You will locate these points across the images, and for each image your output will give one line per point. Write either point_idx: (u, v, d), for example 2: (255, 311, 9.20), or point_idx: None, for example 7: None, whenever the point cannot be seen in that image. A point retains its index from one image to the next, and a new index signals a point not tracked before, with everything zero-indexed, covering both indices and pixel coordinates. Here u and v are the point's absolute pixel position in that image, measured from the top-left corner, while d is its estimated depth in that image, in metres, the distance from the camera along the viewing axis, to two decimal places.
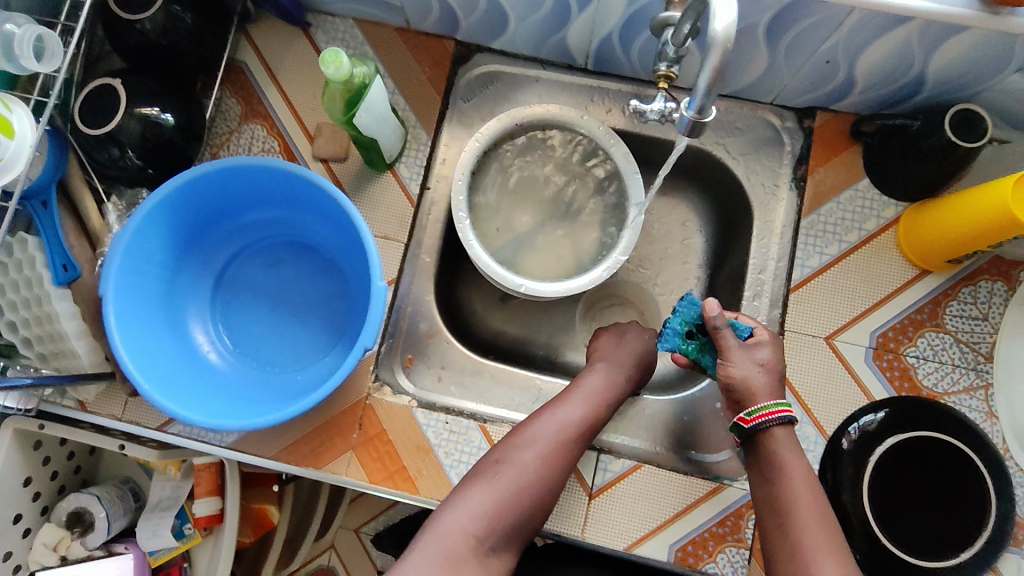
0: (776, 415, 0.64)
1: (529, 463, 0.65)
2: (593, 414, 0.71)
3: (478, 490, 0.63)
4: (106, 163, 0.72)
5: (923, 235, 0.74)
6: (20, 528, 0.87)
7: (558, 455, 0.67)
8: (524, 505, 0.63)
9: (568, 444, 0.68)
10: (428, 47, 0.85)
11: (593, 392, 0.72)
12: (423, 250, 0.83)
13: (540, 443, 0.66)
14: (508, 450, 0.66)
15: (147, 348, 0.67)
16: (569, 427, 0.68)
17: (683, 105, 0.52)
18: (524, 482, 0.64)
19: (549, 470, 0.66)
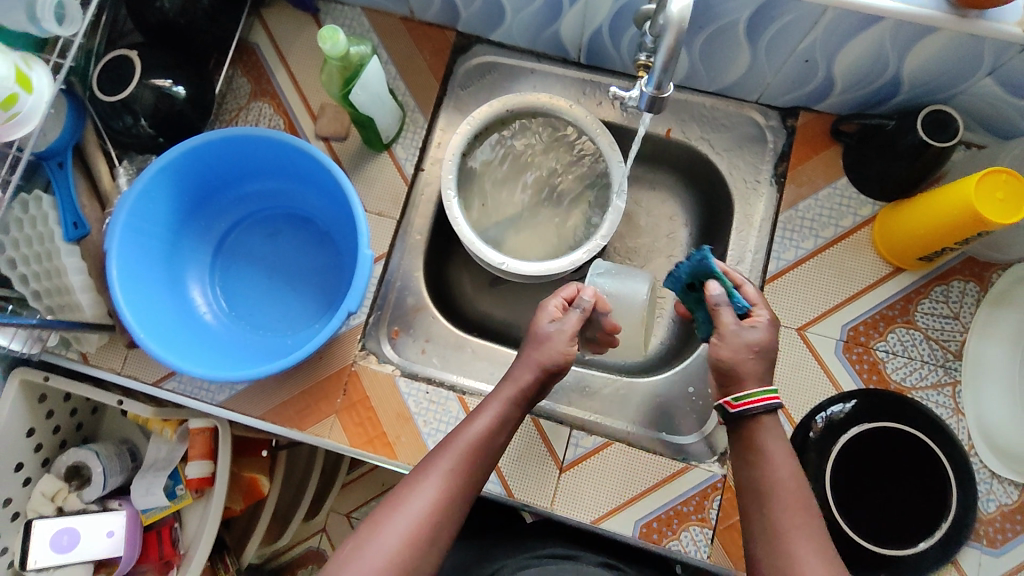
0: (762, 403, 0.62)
1: (431, 495, 0.59)
2: (498, 431, 0.65)
3: (373, 540, 0.55)
4: (120, 130, 0.77)
5: (896, 232, 0.77)
6: (20, 476, 0.91)
7: (463, 483, 0.61)
8: (431, 544, 0.57)
9: (472, 467, 0.62)
10: (430, 37, 0.89)
11: (497, 406, 0.66)
12: (415, 229, 0.87)
13: (443, 472, 0.60)
14: (408, 485, 0.59)
15: (145, 305, 0.71)
16: (473, 448, 0.63)
17: (645, 83, 0.59)
18: (427, 519, 0.57)
19: (454, 500, 0.60)
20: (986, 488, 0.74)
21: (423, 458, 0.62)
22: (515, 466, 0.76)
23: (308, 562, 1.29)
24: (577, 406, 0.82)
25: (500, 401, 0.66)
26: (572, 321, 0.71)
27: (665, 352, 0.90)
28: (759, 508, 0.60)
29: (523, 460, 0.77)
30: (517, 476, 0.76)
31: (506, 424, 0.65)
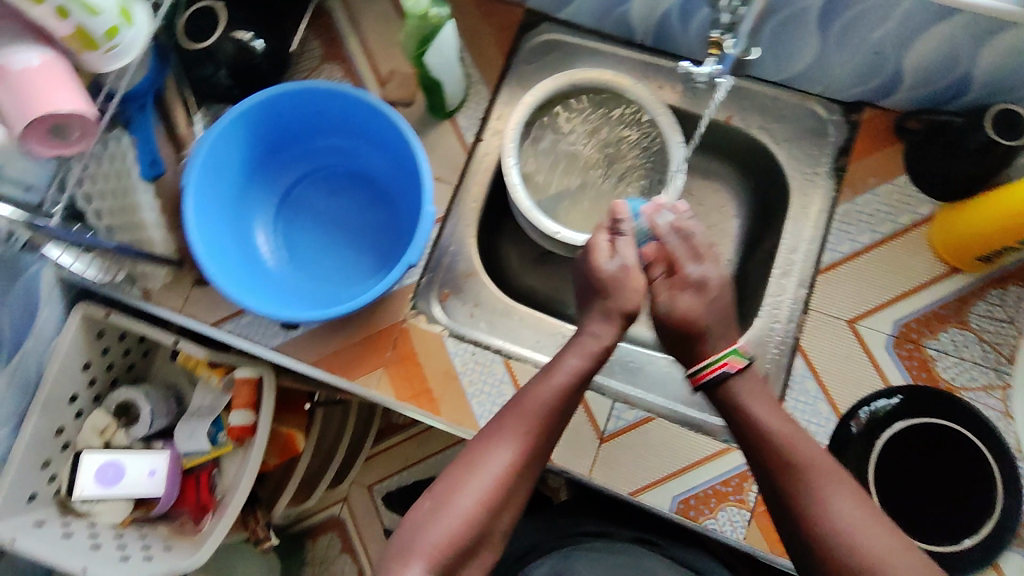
0: (714, 373, 0.68)
1: (507, 457, 0.63)
2: (572, 392, 0.68)
3: (456, 495, 0.61)
4: (201, 78, 0.80)
5: (955, 231, 0.76)
6: (73, 408, 0.94)
7: (535, 446, 0.65)
8: (505, 500, 0.62)
9: (544, 429, 0.66)
10: (499, 12, 0.91)
11: (572, 368, 0.69)
12: (471, 197, 0.87)
13: (517, 435, 0.64)
14: (485, 445, 0.64)
15: (217, 246, 0.74)
16: (547, 410, 0.66)
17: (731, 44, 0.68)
18: (503, 478, 0.62)
19: (526, 462, 0.64)
20: None
21: (498, 417, 0.66)
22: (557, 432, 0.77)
23: (329, 529, 1.29)
24: (621, 381, 0.83)
25: (574, 363, 0.69)
26: (629, 251, 0.74)
27: None
28: (807, 484, 0.60)
29: (564, 427, 0.77)
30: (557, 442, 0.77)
31: (580, 386, 0.68)
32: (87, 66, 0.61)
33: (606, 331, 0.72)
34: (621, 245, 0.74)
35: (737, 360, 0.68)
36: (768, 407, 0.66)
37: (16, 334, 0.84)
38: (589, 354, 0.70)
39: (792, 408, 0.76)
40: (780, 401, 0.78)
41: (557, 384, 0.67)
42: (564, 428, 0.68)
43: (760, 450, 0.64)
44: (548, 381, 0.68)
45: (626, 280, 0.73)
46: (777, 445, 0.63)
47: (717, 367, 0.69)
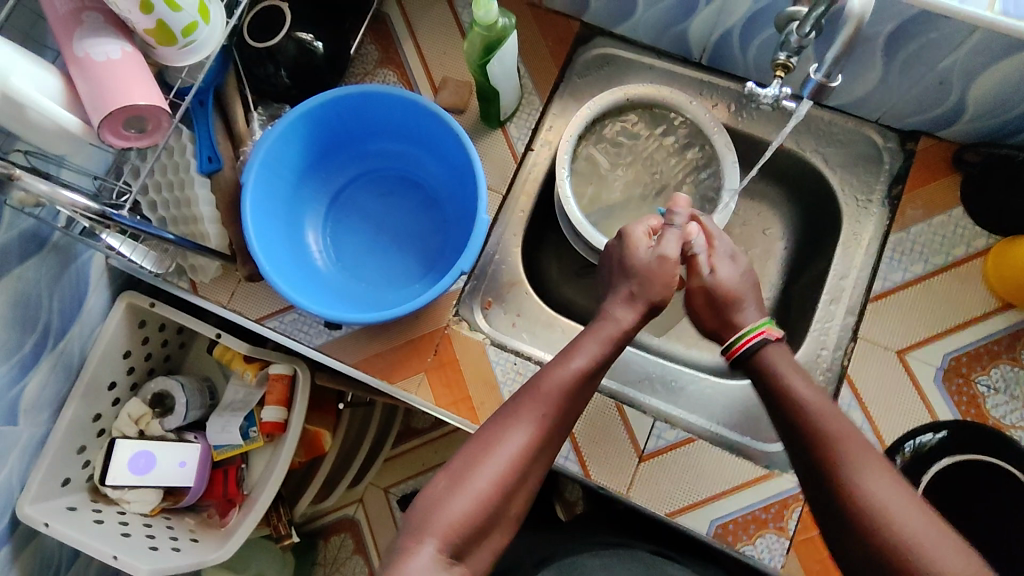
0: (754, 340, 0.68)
1: (525, 438, 0.60)
2: (590, 375, 0.65)
3: (472, 475, 0.57)
4: (260, 78, 0.81)
5: (1012, 269, 0.75)
6: (111, 395, 0.95)
7: (551, 428, 0.62)
8: (520, 483, 0.59)
9: (561, 412, 0.63)
10: (555, 24, 0.91)
11: (591, 350, 0.67)
12: (519, 206, 0.88)
13: (534, 416, 0.62)
14: (501, 426, 0.61)
15: (269, 240, 0.74)
16: (566, 392, 0.63)
17: (816, 72, 0.61)
18: (520, 459, 0.59)
19: (542, 445, 0.62)
20: None
21: (514, 397, 0.63)
22: (595, 448, 0.77)
23: (341, 530, 1.25)
24: (661, 399, 0.82)
25: (593, 345, 0.67)
26: (670, 245, 0.73)
27: None
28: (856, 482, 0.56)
29: (603, 443, 0.77)
30: (595, 458, 0.77)
31: (598, 370, 0.66)
32: (158, 58, 0.62)
33: (627, 315, 0.70)
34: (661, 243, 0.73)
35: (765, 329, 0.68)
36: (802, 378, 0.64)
37: (63, 319, 0.85)
38: (608, 338, 0.68)
39: None
40: None
41: (575, 366, 0.65)
42: (579, 412, 0.65)
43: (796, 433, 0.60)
44: (569, 362, 0.65)
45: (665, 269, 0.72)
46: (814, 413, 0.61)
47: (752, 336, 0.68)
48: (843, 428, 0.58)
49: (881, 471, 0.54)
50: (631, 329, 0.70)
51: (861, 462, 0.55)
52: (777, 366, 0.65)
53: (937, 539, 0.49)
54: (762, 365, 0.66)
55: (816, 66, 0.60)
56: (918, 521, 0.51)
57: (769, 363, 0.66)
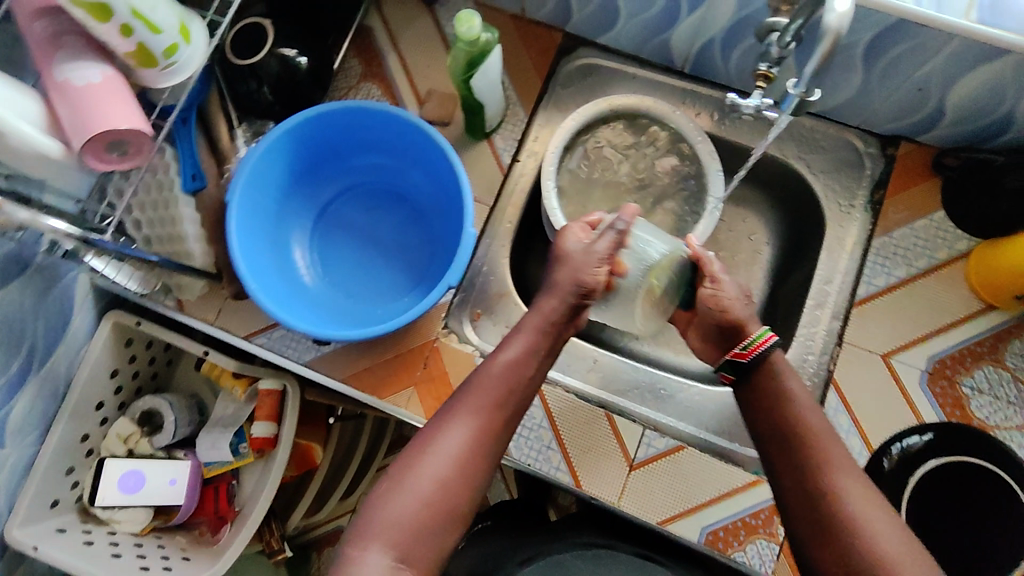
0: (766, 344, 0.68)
1: (462, 434, 0.60)
2: (523, 366, 0.65)
3: (409, 475, 0.58)
4: (243, 94, 0.81)
5: (993, 271, 0.76)
6: (99, 415, 0.94)
7: (492, 422, 0.62)
8: (466, 481, 0.59)
9: (499, 405, 0.63)
10: (538, 35, 0.92)
11: (523, 342, 0.67)
12: (506, 218, 0.88)
13: (472, 411, 0.62)
14: (438, 424, 0.61)
15: (254, 258, 0.74)
16: (500, 384, 0.63)
17: (793, 84, 0.60)
18: (458, 455, 0.59)
19: (483, 439, 0.61)
20: None
21: (453, 396, 0.64)
22: (586, 458, 0.77)
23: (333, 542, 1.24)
24: (651, 408, 0.82)
25: (525, 337, 0.67)
26: (603, 243, 0.71)
27: None
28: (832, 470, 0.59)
29: (594, 452, 0.77)
30: (586, 468, 0.77)
31: (531, 359, 0.66)
32: (140, 79, 0.62)
33: (552, 303, 0.69)
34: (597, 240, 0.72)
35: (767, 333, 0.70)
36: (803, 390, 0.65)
37: (48, 341, 0.84)
38: (540, 329, 0.68)
39: None
40: None
41: (507, 358, 0.65)
42: (522, 405, 0.65)
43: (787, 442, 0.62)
44: (500, 355, 0.65)
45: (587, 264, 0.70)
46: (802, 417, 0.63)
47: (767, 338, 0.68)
48: (834, 444, 0.60)
49: (860, 484, 0.57)
50: (569, 318, 0.70)
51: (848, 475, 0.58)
52: (785, 377, 0.66)
53: (908, 558, 0.53)
54: (768, 374, 0.67)
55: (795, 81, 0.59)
56: (897, 539, 0.54)
57: (776, 372, 0.66)
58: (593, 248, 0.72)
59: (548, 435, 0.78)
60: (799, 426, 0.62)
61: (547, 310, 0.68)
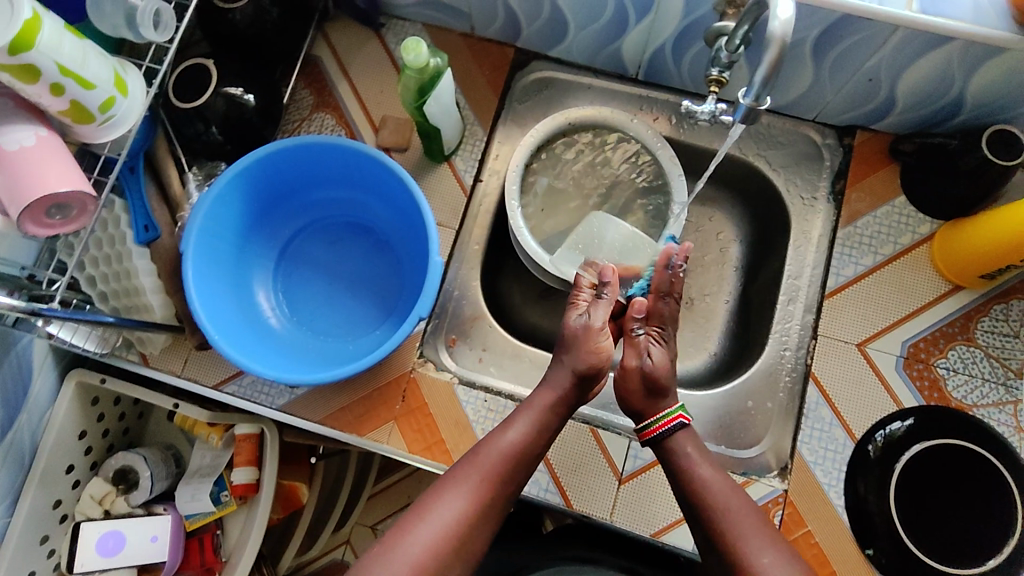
0: (664, 428, 0.69)
1: (458, 504, 0.61)
2: (528, 443, 0.67)
3: (405, 541, 0.59)
4: (191, 136, 0.78)
5: (958, 252, 0.77)
6: (70, 478, 0.91)
7: (489, 495, 0.63)
8: (457, 552, 0.60)
9: (500, 480, 0.64)
10: (490, 52, 0.92)
11: (529, 419, 0.68)
12: (473, 239, 0.87)
13: (475, 482, 0.63)
14: (440, 491, 0.62)
15: (218, 309, 0.72)
16: (502, 459, 0.65)
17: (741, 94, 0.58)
18: (453, 526, 0.60)
19: (482, 511, 0.62)
20: None
21: (458, 465, 0.65)
22: (574, 477, 0.76)
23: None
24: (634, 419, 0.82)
25: (532, 413, 0.69)
26: (600, 313, 0.73)
27: (716, 366, 0.89)
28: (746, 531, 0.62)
29: (582, 469, 0.77)
30: (574, 486, 0.76)
31: (536, 436, 0.67)
32: (77, 136, 0.59)
33: (563, 380, 0.71)
34: (595, 308, 0.74)
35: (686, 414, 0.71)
36: (707, 462, 0.68)
37: (9, 409, 0.81)
38: (549, 406, 0.69)
39: (808, 436, 0.76)
40: (795, 431, 0.77)
41: (513, 434, 0.66)
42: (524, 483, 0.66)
43: (698, 516, 0.65)
44: (508, 431, 0.67)
45: (589, 339, 0.71)
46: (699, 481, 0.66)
47: (671, 420, 0.70)
48: (741, 512, 0.63)
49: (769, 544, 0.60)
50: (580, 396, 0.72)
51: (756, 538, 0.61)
52: (685, 450, 0.69)
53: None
54: (671, 449, 0.69)
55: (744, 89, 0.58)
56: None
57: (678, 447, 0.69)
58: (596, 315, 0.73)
59: None
60: (707, 501, 0.65)
61: (557, 385, 0.70)
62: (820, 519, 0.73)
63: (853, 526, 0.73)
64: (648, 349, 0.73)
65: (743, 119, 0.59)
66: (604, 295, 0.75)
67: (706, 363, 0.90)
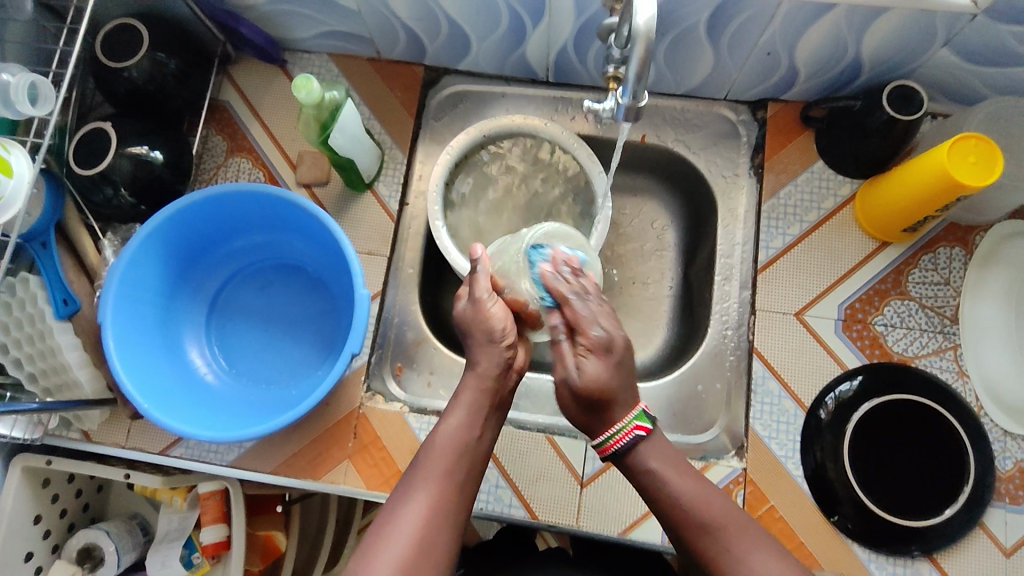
0: (624, 442, 0.61)
1: (421, 513, 0.56)
2: (472, 428, 0.62)
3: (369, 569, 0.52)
4: (101, 202, 0.77)
5: (879, 210, 0.78)
6: (31, 566, 0.88)
7: (449, 494, 0.58)
8: (428, 564, 0.54)
9: (455, 476, 0.59)
10: (398, 72, 0.91)
11: (467, 404, 0.63)
12: (407, 264, 0.86)
13: (429, 484, 0.58)
14: (395, 506, 0.57)
15: (145, 374, 0.71)
16: (452, 453, 0.60)
17: (620, 93, 0.58)
18: (418, 541, 0.54)
19: (443, 513, 0.57)
20: (1000, 446, 0.75)
21: (407, 473, 0.60)
22: (537, 488, 0.76)
23: None
24: None
25: (467, 397, 0.63)
26: (482, 287, 0.67)
27: (666, 352, 0.90)
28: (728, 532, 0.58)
29: (543, 479, 0.76)
30: (538, 497, 0.76)
31: (479, 420, 0.62)
32: None
33: (485, 359, 0.64)
34: (475, 285, 0.67)
35: (644, 425, 0.62)
36: (677, 470, 0.61)
37: None
38: (483, 384, 0.64)
39: (759, 412, 0.77)
40: (746, 408, 0.78)
41: (456, 423, 0.61)
42: (480, 470, 0.61)
43: (675, 529, 0.60)
44: (445, 423, 0.62)
45: (478, 316, 0.65)
46: (665, 485, 0.61)
47: (627, 434, 0.61)
48: (723, 514, 0.59)
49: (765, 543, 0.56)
50: (508, 369, 0.66)
51: (746, 543, 0.57)
52: (653, 463, 0.62)
53: None
54: (635, 464, 0.62)
55: (621, 87, 0.58)
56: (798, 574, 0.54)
57: (642, 460, 0.62)
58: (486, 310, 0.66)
59: (493, 474, 0.77)
60: (676, 509, 0.60)
61: (482, 367, 0.64)
62: (781, 491, 0.74)
63: (815, 495, 0.74)
64: (579, 361, 0.62)
65: (627, 117, 0.60)
66: (478, 269, 0.68)
67: (656, 351, 0.90)
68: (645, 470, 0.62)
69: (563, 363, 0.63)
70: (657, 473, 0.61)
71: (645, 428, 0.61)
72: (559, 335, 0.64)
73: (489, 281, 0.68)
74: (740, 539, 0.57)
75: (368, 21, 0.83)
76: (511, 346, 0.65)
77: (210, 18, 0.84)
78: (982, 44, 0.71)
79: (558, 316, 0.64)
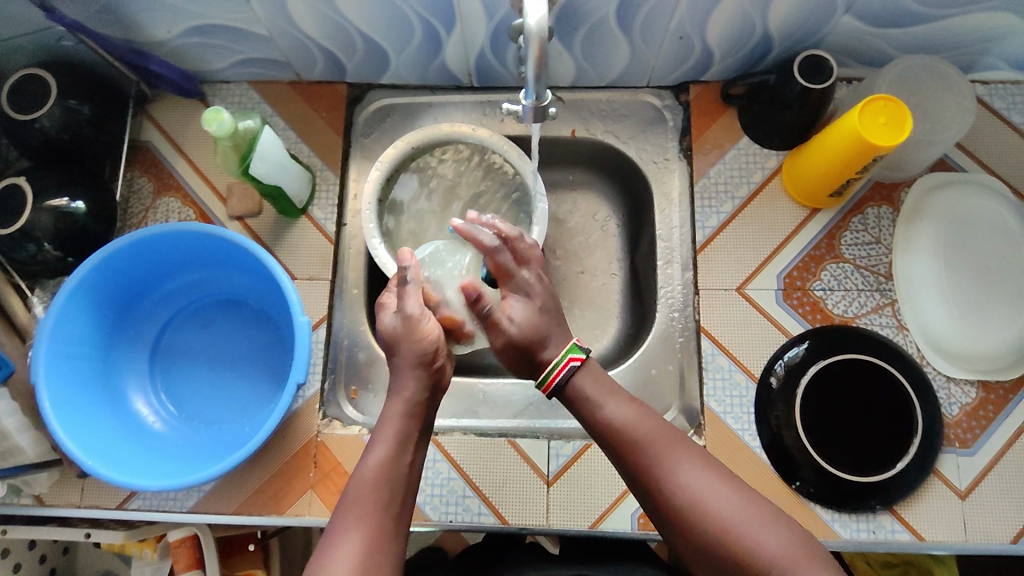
0: (563, 375, 0.64)
1: (358, 543, 0.53)
2: (403, 456, 0.60)
3: None
4: (24, 260, 0.74)
5: (805, 178, 0.79)
6: None
7: (387, 523, 0.56)
8: None
9: (388, 505, 0.57)
10: (322, 94, 0.90)
11: (390, 434, 0.61)
12: (351, 284, 0.85)
13: (361, 518, 0.55)
14: (328, 544, 0.54)
15: (87, 430, 0.69)
16: (381, 482, 0.57)
17: (524, 96, 0.60)
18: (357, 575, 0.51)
19: (380, 545, 0.54)
20: (946, 394, 0.77)
21: (336, 511, 0.57)
22: (505, 493, 0.76)
23: None
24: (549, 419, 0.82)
25: (392, 426, 0.61)
26: (412, 302, 0.66)
27: (622, 341, 0.90)
28: (670, 454, 0.58)
29: (510, 482, 0.76)
30: (507, 502, 0.76)
31: (406, 447, 0.60)
32: None
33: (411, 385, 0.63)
34: (406, 298, 0.67)
35: (578, 355, 0.65)
36: (613, 395, 0.63)
37: None
38: (408, 412, 0.62)
39: (713, 389, 0.78)
40: (700, 386, 0.80)
41: (381, 452, 0.59)
42: (411, 502, 0.59)
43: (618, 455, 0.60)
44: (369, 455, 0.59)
45: (412, 334, 0.65)
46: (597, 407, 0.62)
47: (563, 367, 0.64)
48: (658, 433, 0.59)
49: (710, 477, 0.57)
50: (435, 390, 0.65)
51: (675, 457, 0.58)
52: (590, 391, 0.63)
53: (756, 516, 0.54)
54: (574, 397, 0.64)
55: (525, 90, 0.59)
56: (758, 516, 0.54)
57: (582, 390, 0.63)
58: (407, 311, 0.66)
59: (459, 485, 0.76)
60: (614, 433, 0.60)
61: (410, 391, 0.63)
62: (740, 463, 0.76)
63: (774, 463, 0.75)
64: (509, 311, 0.68)
65: (537, 118, 0.61)
66: (409, 279, 0.67)
67: (611, 342, 0.91)
68: (586, 400, 0.63)
69: (499, 322, 0.67)
70: (593, 401, 0.63)
71: (581, 356, 0.65)
72: (485, 304, 0.67)
73: (418, 293, 0.68)
74: (673, 456, 0.58)
75: (282, 45, 0.82)
76: (441, 368, 0.65)
77: (119, 60, 0.82)
78: (880, 8, 0.73)
79: (474, 287, 0.67)
